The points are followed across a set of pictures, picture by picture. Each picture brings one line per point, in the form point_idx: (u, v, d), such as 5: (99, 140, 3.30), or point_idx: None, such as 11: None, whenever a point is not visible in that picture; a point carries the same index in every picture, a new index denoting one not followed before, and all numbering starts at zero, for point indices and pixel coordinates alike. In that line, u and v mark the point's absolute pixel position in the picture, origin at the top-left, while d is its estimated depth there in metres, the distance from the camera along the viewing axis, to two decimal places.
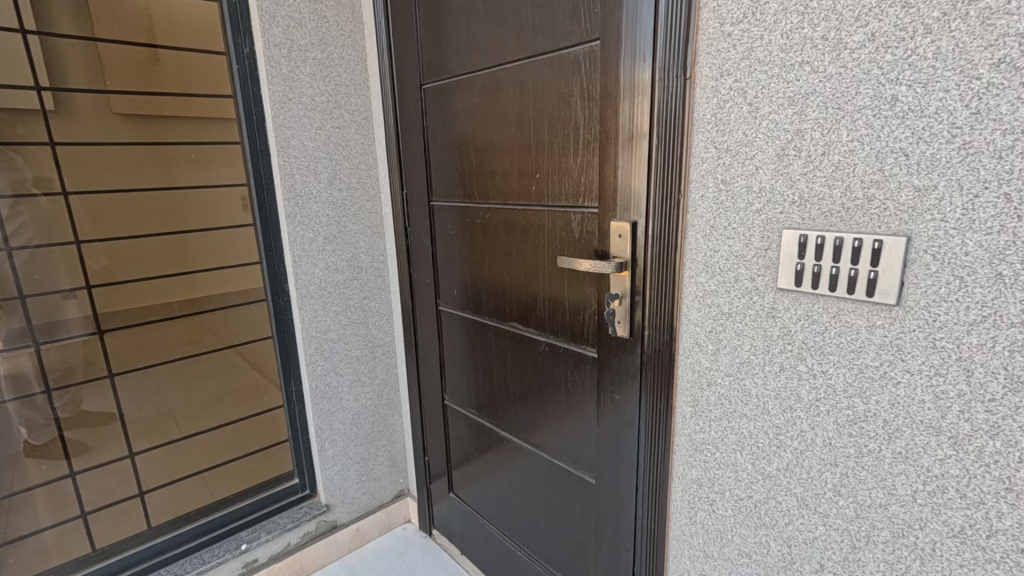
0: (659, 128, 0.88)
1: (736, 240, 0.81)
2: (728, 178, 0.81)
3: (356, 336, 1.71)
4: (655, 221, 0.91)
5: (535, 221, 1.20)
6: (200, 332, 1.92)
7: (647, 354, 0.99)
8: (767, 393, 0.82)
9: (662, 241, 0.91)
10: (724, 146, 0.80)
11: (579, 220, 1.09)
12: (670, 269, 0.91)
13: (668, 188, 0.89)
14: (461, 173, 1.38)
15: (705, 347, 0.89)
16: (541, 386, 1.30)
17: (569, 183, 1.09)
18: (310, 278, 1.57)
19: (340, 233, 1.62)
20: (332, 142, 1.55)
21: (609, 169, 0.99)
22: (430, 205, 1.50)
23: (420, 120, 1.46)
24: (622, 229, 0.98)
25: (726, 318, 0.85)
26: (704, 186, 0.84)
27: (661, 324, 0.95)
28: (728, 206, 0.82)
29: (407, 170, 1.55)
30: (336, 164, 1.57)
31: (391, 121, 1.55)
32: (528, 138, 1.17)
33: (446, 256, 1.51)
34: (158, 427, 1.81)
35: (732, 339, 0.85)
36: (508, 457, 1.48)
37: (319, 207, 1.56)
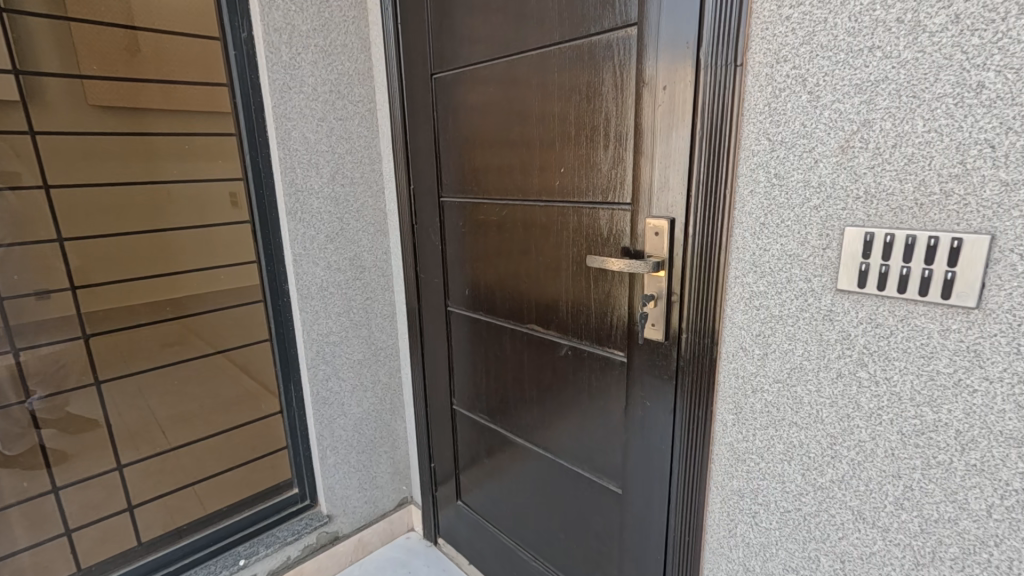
0: (704, 119, 0.83)
1: (789, 238, 0.77)
2: (783, 172, 0.76)
3: (358, 339, 1.63)
4: (698, 218, 0.86)
5: (557, 219, 1.14)
6: (187, 335, 1.89)
7: (684, 358, 0.94)
8: (821, 401, 0.77)
9: (706, 239, 0.86)
10: (779, 138, 0.75)
11: (608, 218, 1.04)
12: (713, 269, 0.86)
13: (713, 183, 0.83)
14: (475, 168, 1.31)
15: (751, 352, 0.84)
16: (560, 392, 1.24)
17: (598, 178, 1.03)
18: (311, 277, 1.49)
19: (343, 231, 1.53)
20: (334, 133, 1.47)
21: (644, 163, 0.93)
22: (440, 201, 1.43)
23: (430, 112, 1.39)
24: (659, 227, 0.92)
25: (776, 321, 0.80)
26: (754, 181, 0.79)
27: (701, 328, 0.90)
28: (782, 201, 0.77)
29: (414, 164, 1.47)
30: (339, 158, 1.49)
31: (397, 113, 1.47)
32: (551, 131, 1.11)
33: (456, 255, 1.44)
34: (143, 437, 1.71)
35: (782, 343, 0.80)
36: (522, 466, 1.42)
37: (321, 203, 1.47)
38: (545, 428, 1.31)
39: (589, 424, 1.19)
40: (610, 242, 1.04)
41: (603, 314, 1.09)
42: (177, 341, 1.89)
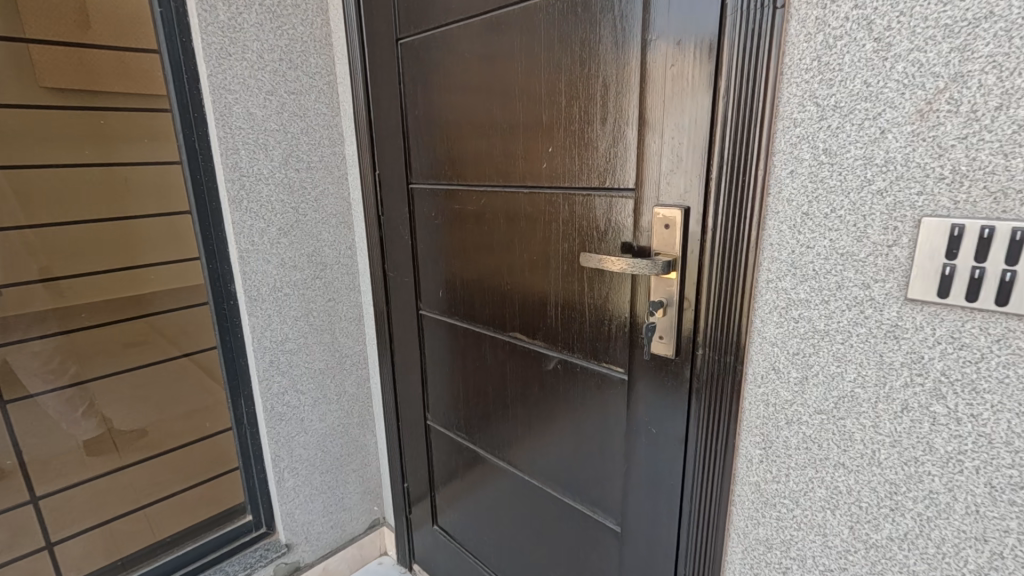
0: (731, 80, 0.65)
1: (842, 232, 0.60)
2: (836, 147, 0.58)
3: (320, 345, 1.44)
4: (721, 207, 0.69)
5: (545, 209, 0.96)
6: (148, 334, 1.58)
7: (699, 379, 0.77)
8: (878, 440, 0.61)
9: (731, 234, 0.69)
10: (832, 102, 0.58)
11: (606, 208, 0.86)
12: (738, 272, 0.69)
13: (741, 163, 0.66)
14: (448, 149, 1.13)
15: (786, 375, 0.67)
16: (548, 411, 1.07)
17: (595, 158, 0.85)
18: (261, 277, 1.29)
19: (299, 223, 1.34)
20: (286, 110, 1.26)
21: (652, 140, 0.75)
22: (410, 189, 1.24)
23: (397, 84, 1.19)
24: (670, 219, 0.75)
25: (822, 337, 0.63)
26: (796, 159, 0.62)
27: (721, 343, 0.73)
28: (832, 185, 0.60)
29: (380, 146, 1.28)
30: (293, 139, 1.29)
31: (360, 86, 1.27)
32: (537, 103, 0.92)
33: (429, 250, 1.25)
34: (93, 456, 1.50)
35: (829, 365, 0.63)
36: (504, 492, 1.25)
37: (271, 191, 1.27)
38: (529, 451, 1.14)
39: (581, 449, 1.02)
40: (608, 236, 0.87)
41: (599, 322, 0.92)
42: (139, 340, 1.59)
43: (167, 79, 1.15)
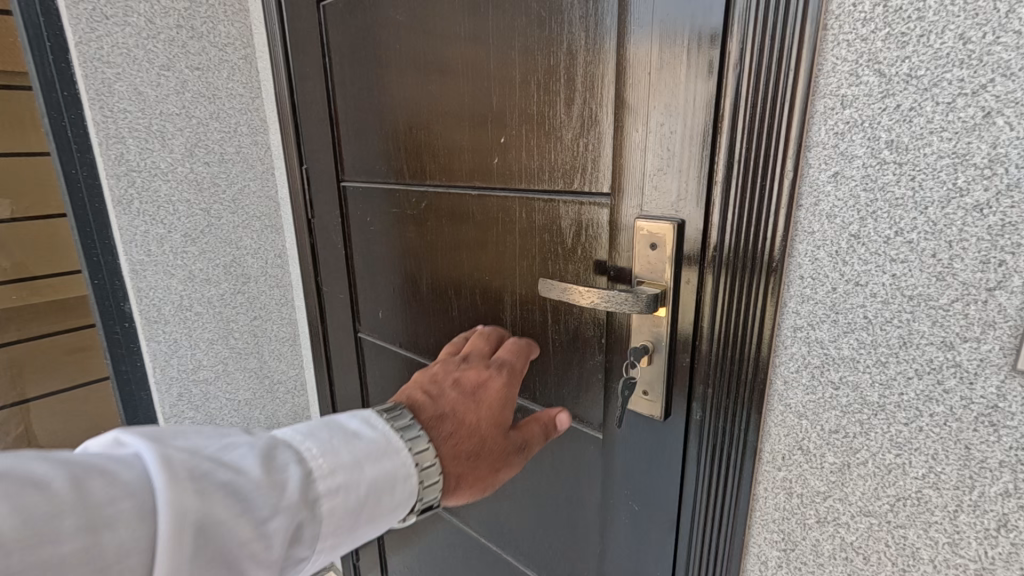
0: (748, 39, 0.45)
1: (911, 265, 0.40)
2: (910, 138, 0.39)
3: (243, 372, 1.21)
4: (730, 222, 0.49)
5: (498, 217, 0.75)
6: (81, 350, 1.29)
7: (696, 450, 0.57)
8: (956, 565, 0.42)
9: (743, 261, 0.49)
10: (905, 69, 0.38)
11: (574, 218, 0.66)
12: (752, 315, 0.50)
13: (759, 162, 0.46)
14: (382, 138, 0.90)
15: (819, 459, 0.48)
16: (505, 464, 0.87)
17: (559, 152, 0.65)
18: (163, 294, 1.07)
19: (211, 228, 1.11)
20: (188, 90, 1.03)
21: (634, 128, 0.55)
22: (341, 187, 1.01)
23: (321, 57, 0.96)
24: (658, 237, 0.55)
25: (874, 413, 0.44)
26: (844, 157, 0.42)
27: (725, 406, 0.54)
28: (898, 194, 0.40)
29: (305, 135, 1.04)
30: (198, 125, 1.05)
31: (279, 60, 1.03)
32: (486, 81, 0.71)
33: (366, 262, 1.03)
34: None
35: (885, 452, 0.44)
36: (454, 552, 1.04)
37: (172, 188, 1.04)
38: (478, 510, 0.94)
39: (545, 515, 0.82)
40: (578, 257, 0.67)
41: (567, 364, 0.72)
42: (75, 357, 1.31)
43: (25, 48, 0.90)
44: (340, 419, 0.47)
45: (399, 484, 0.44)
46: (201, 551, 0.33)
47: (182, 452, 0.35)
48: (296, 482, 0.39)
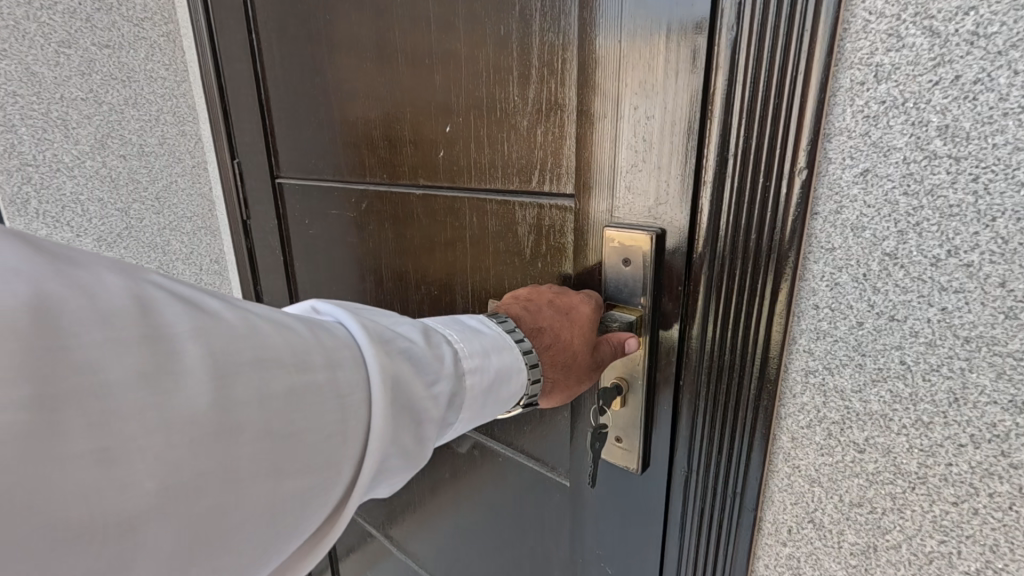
0: None
1: (968, 298, 0.30)
2: (973, 122, 0.28)
3: None
4: (723, 233, 0.38)
5: (446, 221, 0.63)
6: None
7: (680, 512, 0.47)
8: None
9: (740, 284, 0.38)
10: (970, 25, 0.27)
11: (533, 224, 0.54)
12: (750, 353, 0.39)
13: (760, 157, 0.35)
14: (319, 127, 0.78)
15: (836, 536, 0.38)
16: (462, 505, 0.75)
17: (513, 145, 0.53)
18: None
19: (129, 229, 0.99)
20: (97, 70, 0.89)
21: (606, 112, 0.44)
22: (277, 184, 0.88)
23: (249, 33, 0.83)
24: (632, 251, 0.44)
25: (911, 487, 0.34)
26: (878, 149, 0.31)
27: (717, 464, 0.43)
28: (953, 200, 0.29)
29: (236, 124, 0.91)
30: (110, 112, 0.92)
31: (203, 37, 0.89)
32: (428, 56, 0.59)
33: (308, 270, 0.90)
34: None
35: (926, 537, 0.34)
36: None
37: (76, 185, 0.95)
38: (434, 551, 0.82)
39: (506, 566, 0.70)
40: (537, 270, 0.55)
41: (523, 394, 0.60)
42: None
43: None
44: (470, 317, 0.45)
45: (524, 373, 0.41)
46: (394, 409, 0.32)
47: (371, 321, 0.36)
48: (454, 360, 0.38)
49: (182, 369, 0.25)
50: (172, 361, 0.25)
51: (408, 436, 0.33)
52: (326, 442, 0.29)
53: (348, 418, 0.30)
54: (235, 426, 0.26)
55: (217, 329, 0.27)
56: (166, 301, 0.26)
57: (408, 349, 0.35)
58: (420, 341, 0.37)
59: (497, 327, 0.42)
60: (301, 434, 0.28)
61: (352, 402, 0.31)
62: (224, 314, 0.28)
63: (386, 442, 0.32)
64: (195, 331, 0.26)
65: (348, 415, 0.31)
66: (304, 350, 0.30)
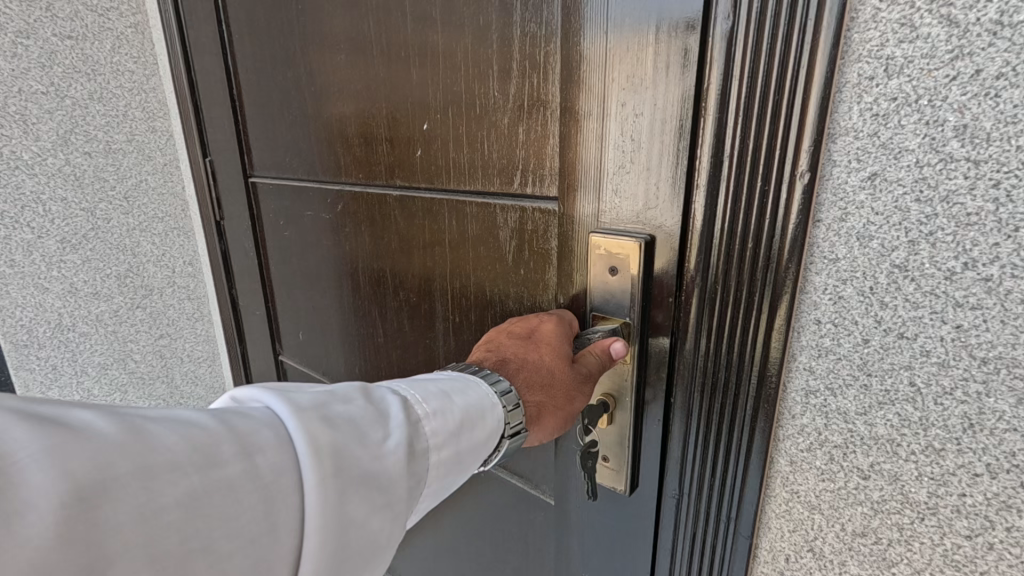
0: None
1: (984, 313, 0.27)
2: (995, 121, 0.25)
3: None
4: (718, 240, 0.36)
5: (424, 224, 0.60)
6: None
7: (670, 535, 0.44)
8: None
9: (735, 295, 0.35)
10: (993, 14, 0.24)
11: (514, 229, 0.51)
12: (745, 370, 0.36)
13: (757, 159, 0.32)
14: (292, 124, 0.74)
15: (838, 567, 0.35)
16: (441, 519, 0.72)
17: (493, 144, 0.50)
18: (35, 311, 0.98)
19: (97, 231, 0.94)
20: (59, 63, 0.85)
21: (592, 109, 0.41)
22: (251, 183, 0.84)
23: (219, 24, 0.78)
24: (620, 258, 0.41)
25: (921, 518, 0.31)
26: (887, 150, 0.28)
27: (710, 487, 0.40)
28: (970, 207, 0.26)
29: (208, 119, 0.86)
30: (76, 108, 0.87)
31: (173, 28, 0.84)
32: (405, 49, 0.55)
33: (284, 274, 0.86)
34: None
35: (935, 572, 0.31)
36: None
37: (38, 183, 0.90)
38: (415, 567, 0.79)
39: None
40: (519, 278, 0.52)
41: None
42: None
43: None
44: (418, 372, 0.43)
45: (499, 408, 0.40)
46: (340, 477, 0.29)
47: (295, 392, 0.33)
48: (400, 409, 0.36)
49: (42, 506, 0.21)
50: (24, 500, 0.21)
51: (362, 510, 0.30)
52: (264, 534, 0.26)
53: (277, 508, 0.27)
54: (111, 560, 0.22)
55: (95, 446, 0.23)
56: (18, 427, 0.22)
57: (345, 412, 0.33)
58: (361, 403, 0.34)
59: (447, 376, 0.41)
60: (218, 535, 0.25)
61: (280, 488, 0.28)
62: (104, 426, 0.25)
63: (333, 520, 0.29)
64: (69, 449, 0.22)
65: (278, 501, 0.27)
66: (212, 443, 0.27)
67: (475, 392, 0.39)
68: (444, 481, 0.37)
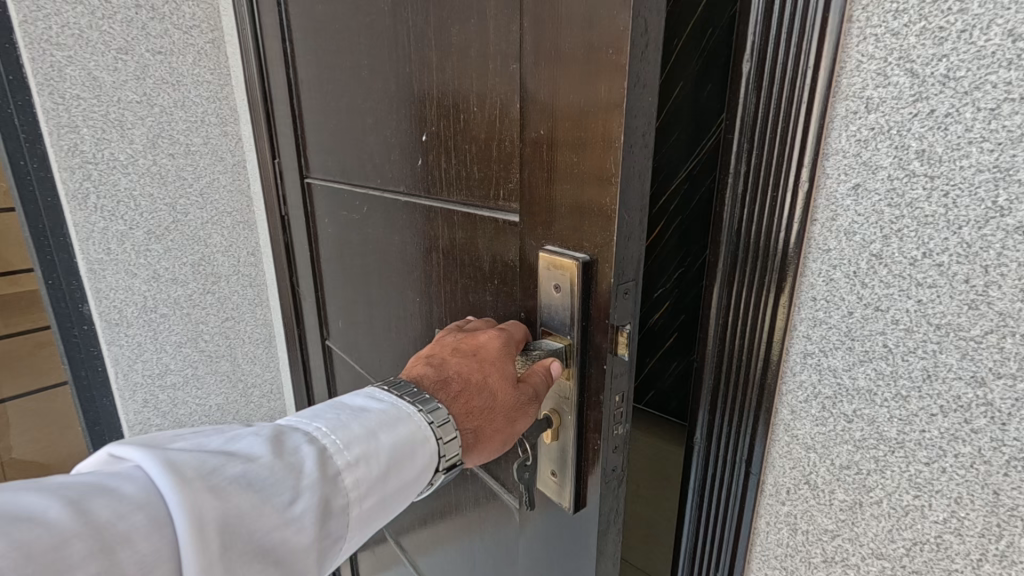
0: (770, 30, 0.40)
1: (935, 289, 0.36)
2: (945, 148, 0.34)
3: (214, 375, 1.15)
4: (738, 233, 0.45)
5: (424, 228, 0.69)
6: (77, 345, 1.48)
7: (691, 476, 0.54)
8: None
9: (750, 277, 0.45)
10: (942, 70, 0.33)
11: (491, 236, 0.58)
12: (758, 337, 0.45)
13: (769, 171, 0.42)
14: (335, 134, 0.84)
15: (828, 495, 0.44)
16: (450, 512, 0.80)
17: (477, 163, 0.58)
18: (124, 295, 1.01)
19: (176, 224, 1.04)
20: (150, 75, 0.95)
21: (540, 141, 0.48)
22: (305, 182, 0.95)
23: (283, 42, 0.89)
24: (563, 277, 0.48)
25: (891, 451, 0.40)
26: (868, 166, 0.37)
27: (726, 434, 0.49)
28: (925, 209, 0.35)
29: (278, 126, 0.97)
30: (162, 115, 0.98)
31: (250, 44, 0.95)
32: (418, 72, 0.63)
33: (330, 265, 0.96)
34: None
35: (902, 493, 0.40)
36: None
37: (132, 181, 0.97)
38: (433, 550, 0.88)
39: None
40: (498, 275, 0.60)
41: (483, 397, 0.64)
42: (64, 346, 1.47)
43: None
44: (346, 399, 0.50)
45: (432, 446, 0.49)
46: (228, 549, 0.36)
47: (181, 455, 0.38)
48: (308, 462, 0.42)
49: None
50: None
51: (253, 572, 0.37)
52: None
53: None
54: None
55: None
56: None
57: (239, 478, 0.38)
58: (246, 470, 0.39)
59: (380, 407, 0.49)
60: None
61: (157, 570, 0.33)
62: None
63: None
64: None
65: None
66: (64, 544, 0.30)
67: (403, 429, 0.47)
68: (356, 525, 0.45)
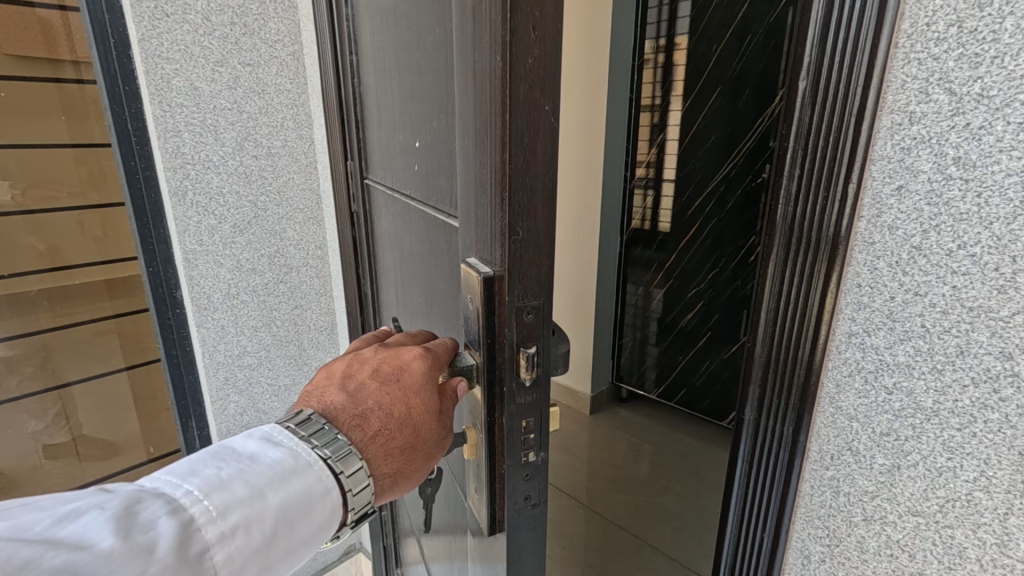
0: (825, 52, 0.47)
1: (968, 276, 0.42)
2: (978, 155, 0.40)
3: (284, 358, 1.26)
4: (792, 227, 0.52)
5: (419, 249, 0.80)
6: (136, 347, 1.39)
7: (741, 444, 0.60)
8: (1002, 566, 0.44)
9: (803, 264, 0.51)
10: (977, 89, 0.39)
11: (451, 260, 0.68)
12: (807, 319, 0.52)
13: (822, 174, 0.49)
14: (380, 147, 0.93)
15: (869, 459, 0.50)
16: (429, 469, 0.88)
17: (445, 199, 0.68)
18: (212, 283, 1.12)
19: (257, 219, 1.15)
20: (241, 85, 1.06)
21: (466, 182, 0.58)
22: (365, 183, 1.03)
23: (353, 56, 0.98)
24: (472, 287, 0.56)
25: (927, 418, 0.46)
26: (909, 170, 0.44)
27: (776, 406, 0.56)
28: (960, 207, 0.41)
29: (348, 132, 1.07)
30: (250, 120, 1.09)
31: (328, 57, 1.04)
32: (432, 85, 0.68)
33: (381, 261, 1.04)
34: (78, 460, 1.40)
35: (936, 455, 0.46)
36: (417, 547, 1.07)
37: (223, 180, 1.08)
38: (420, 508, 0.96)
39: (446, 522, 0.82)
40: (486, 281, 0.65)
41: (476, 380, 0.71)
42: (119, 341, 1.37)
43: (90, 42, 0.95)
44: (235, 447, 0.51)
45: (324, 502, 0.51)
46: None
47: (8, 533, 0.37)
48: (172, 533, 0.43)
49: None
50: None
51: None
52: None
53: None
54: None
55: None
56: None
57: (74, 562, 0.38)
58: (86, 551, 0.39)
59: (273, 458, 0.51)
60: None
61: None
62: None
63: None
64: None
65: None
66: None
67: (293, 485, 0.50)
68: None
